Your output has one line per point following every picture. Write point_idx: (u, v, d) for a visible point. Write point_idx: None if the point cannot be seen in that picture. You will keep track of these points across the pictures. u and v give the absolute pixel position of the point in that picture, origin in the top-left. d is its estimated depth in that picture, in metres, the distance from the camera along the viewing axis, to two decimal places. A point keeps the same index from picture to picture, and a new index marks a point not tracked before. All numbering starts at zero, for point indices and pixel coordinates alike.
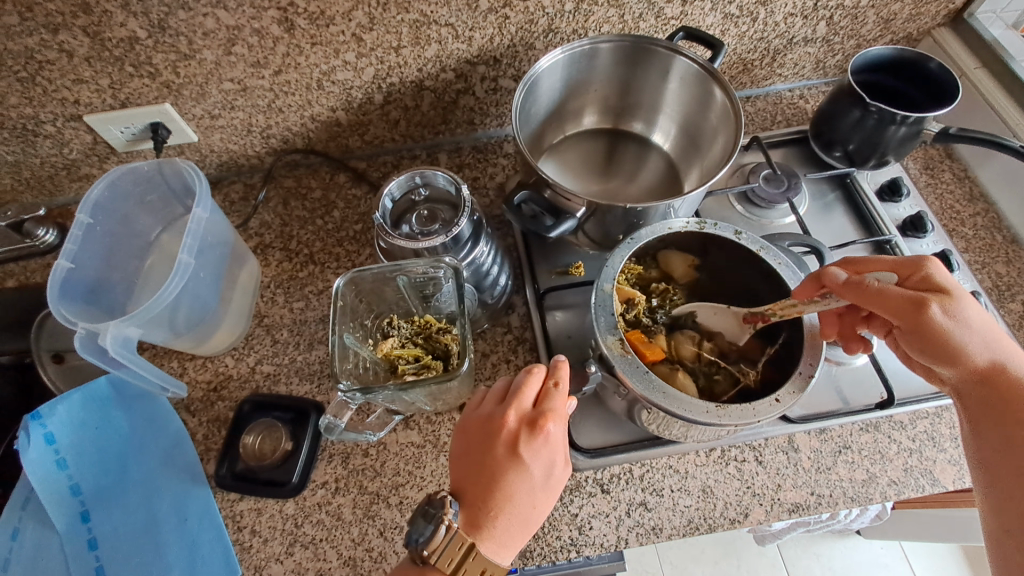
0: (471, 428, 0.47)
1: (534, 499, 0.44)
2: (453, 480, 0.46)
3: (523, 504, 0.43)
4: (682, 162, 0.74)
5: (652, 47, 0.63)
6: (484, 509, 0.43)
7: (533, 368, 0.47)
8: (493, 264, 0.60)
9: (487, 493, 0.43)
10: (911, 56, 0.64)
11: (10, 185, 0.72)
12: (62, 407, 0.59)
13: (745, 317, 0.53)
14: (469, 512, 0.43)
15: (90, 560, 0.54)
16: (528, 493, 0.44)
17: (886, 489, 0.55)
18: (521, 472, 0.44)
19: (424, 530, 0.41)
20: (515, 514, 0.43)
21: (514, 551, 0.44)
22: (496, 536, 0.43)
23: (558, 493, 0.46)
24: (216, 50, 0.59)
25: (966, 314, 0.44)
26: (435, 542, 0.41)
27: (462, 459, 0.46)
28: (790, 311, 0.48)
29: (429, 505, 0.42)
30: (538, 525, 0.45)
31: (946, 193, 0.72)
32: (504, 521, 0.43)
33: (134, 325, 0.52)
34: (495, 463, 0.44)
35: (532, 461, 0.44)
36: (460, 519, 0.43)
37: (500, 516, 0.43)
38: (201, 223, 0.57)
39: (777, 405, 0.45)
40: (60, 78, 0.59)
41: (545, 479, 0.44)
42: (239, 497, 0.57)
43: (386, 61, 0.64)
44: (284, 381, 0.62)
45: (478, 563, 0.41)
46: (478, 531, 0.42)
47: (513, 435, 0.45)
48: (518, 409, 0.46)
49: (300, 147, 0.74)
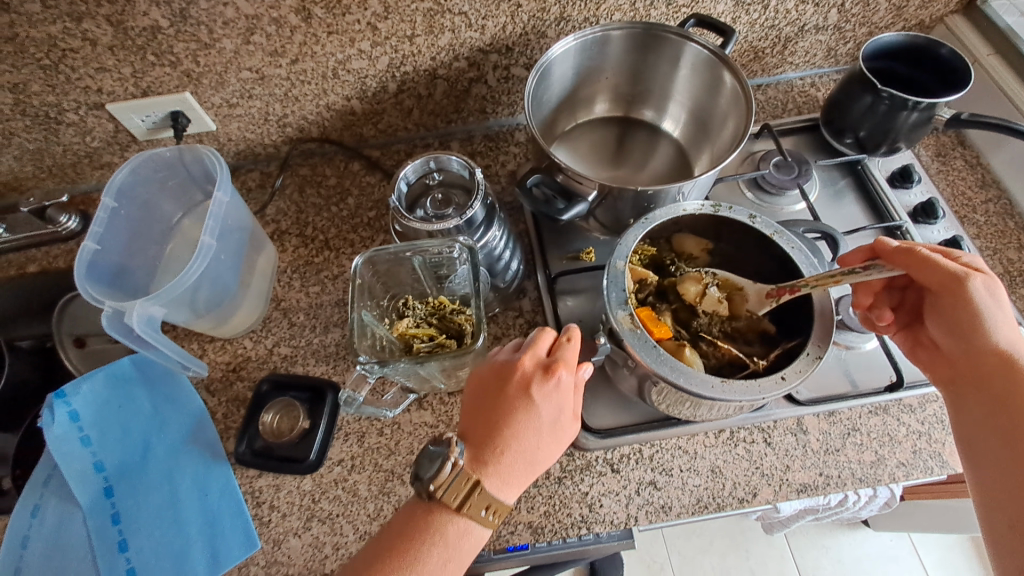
0: (483, 373, 0.48)
1: (540, 440, 0.45)
2: (462, 423, 0.47)
3: (529, 444, 0.44)
4: (692, 149, 0.74)
5: (663, 33, 0.64)
6: (491, 444, 0.44)
7: (546, 328, 0.49)
8: (505, 248, 0.61)
9: (494, 429, 0.44)
10: (922, 42, 0.65)
11: (33, 172, 0.74)
12: (86, 386, 0.61)
13: (770, 292, 0.53)
14: (475, 449, 0.44)
15: (111, 533, 0.56)
16: (535, 434, 0.45)
17: (894, 470, 0.56)
18: (530, 413, 0.45)
19: (430, 466, 0.42)
20: (520, 453, 0.44)
21: (517, 491, 0.45)
22: (500, 472, 0.43)
23: (564, 441, 0.47)
24: (235, 38, 0.61)
25: (1000, 296, 0.47)
26: (441, 478, 0.42)
27: (472, 401, 0.47)
28: (828, 284, 0.47)
29: (434, 445, 0.43)
30: (542, 470, 0.46)
31: (957, 180, 0.72)
32: (509, 457, 0.44)
33: (158, 304, 0.54)
34: (504, 401, 0.45)
35: (541, 403, 0.45)
36: (467, 456, 0.44)
37: (506, 451, 0.44)
38: (222, 206, 0.59)
39: (782, 383, 0.46)
40: (83, 66, 0.60)
41: (552, 422, 0.45)
42: (258, 474, 0.58)
43: (400, 49, 0.65)
44: (301, 362, 0.64)
45: (483, 498, 0.42)
46: (483, 463, 0.43)
47: (525, 378, 0.46)
48: (532, 354, 0.47)
49: (315, 136, 0.75)
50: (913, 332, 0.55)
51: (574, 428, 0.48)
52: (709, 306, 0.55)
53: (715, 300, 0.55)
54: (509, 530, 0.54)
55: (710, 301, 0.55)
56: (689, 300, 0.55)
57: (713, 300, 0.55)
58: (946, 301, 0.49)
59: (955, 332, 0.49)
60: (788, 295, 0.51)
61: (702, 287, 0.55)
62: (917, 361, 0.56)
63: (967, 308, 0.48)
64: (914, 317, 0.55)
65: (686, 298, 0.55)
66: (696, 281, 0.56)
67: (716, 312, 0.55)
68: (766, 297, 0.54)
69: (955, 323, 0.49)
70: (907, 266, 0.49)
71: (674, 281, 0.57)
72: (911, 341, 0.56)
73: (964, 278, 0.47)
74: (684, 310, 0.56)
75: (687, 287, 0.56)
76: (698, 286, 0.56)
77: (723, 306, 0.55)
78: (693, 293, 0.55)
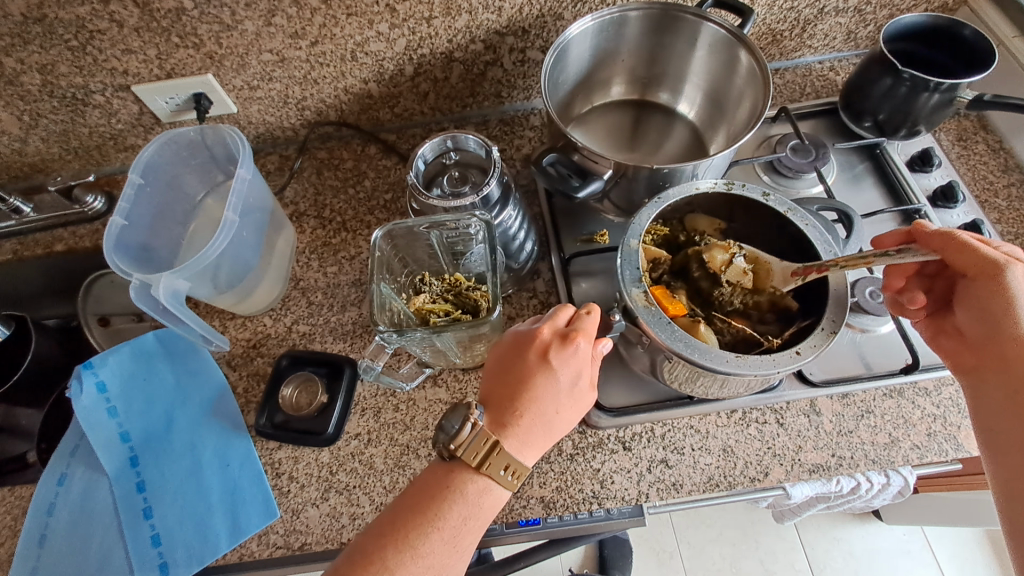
0: (506, 341, 0.49)
1: (558, 404, 0.46)
2: (481, 389, 0.48)
3: (547, 407, 0.45)
4: (708, 130, 0.74)
5: (680, 14, 0.64)
6: (511, 407, 0.45)
7: (565, 304, 0.50)
8: (520, 229, 0.61)
9: (512, 394, 0.45)
10: (944, 23, 0.64)
11: (60, 154, 0.75)
12: (113, 359, 0.64)
13: (796, 271, 0.52)
14: (495, 413, 0.45)
15: (138, 501, 0.58)
16: (554, 398, 0.46)
17: (908, 453, 0.56)
18: (549, 376, 0.46)
19: (451, 427, 0.43)
20: (539, 416, 0.45)
21: (536, 454, 0.46)
22: (519, 434, 0.44)
23: (581, 407, 0.48)
24: (257, 21, 0.62)
25: None
26: (462, 437, 0.43)
27: (494, 368, 0.48)
28: (858, 265, 0.45)
29: (455, 409, 0.44)
30: (561, 435, 0.47)
31: (979, 164, 0.71)
32: (528, 420, 0.45)
33: (182, 277, 0.56)
34: (524, 367, 0.46)
35: (560, 369, 0.46)
36: (486, 419, 0.45)
37: (525, 415, 0.45)
38: (244, 183, 0.60)
39: (797, 358, 0.46)
40: (110, 47, 0.62)
41: (570, 388, 0.46)
42: (277, 446, 0.60)
43: (418, 32, 0.66)
44: (319, 339, 0.65)
45: (502, 458, 0.43)
46: (502, 427, 0.44)
47: (544, 344, 0.47)
48: (552, 323, 0.48)
49: (333, 119, 0.76)
50: (938, 321, 0.54)
51: (592, 396, 0.48)
52: (733, 278, 0.54)
53: (740, 272, 0.55)
54: (521, 504, 0.55)
55: (734, 273, 0.54)
56: (715, 268, 0.54)
57: (738, 272, 0.54)
58: (978, 287, 0.48)
59: (982, 319, 0.48)
60: (814, 275, 0.49)
61: (728, 256, 0.54)
62: (936, 348, 0.55)
63: (1000, 296, 0.46)
64: (944, 305, 0.54)
65: (711, 266, 0.54)
66: (723, 249, 0.55)
67: (739, 284, 0.55)
68: (792, 276, 0.52)
69: (984, 310, 0.48)
70: (942, 248, 0.48)
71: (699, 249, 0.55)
72: (934, 329, 0.55)
73: (1003, 267, 0.46)
74: (705, 279, 0.55)
75: (713, 254, 0.54)
76: (725, 254, 0.54)
77: (747, 277, 0.55)
78: (720, 261, 0.54)
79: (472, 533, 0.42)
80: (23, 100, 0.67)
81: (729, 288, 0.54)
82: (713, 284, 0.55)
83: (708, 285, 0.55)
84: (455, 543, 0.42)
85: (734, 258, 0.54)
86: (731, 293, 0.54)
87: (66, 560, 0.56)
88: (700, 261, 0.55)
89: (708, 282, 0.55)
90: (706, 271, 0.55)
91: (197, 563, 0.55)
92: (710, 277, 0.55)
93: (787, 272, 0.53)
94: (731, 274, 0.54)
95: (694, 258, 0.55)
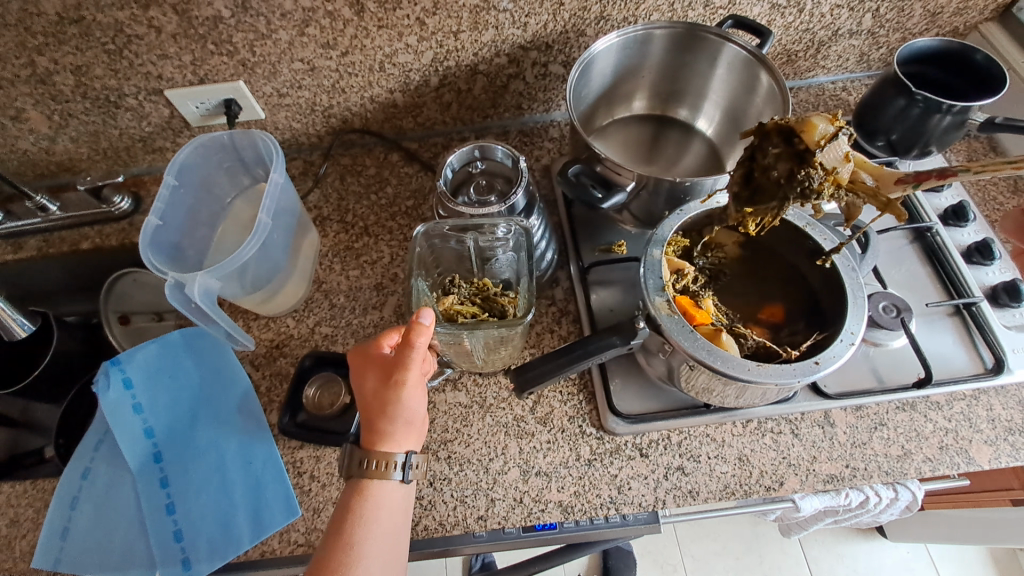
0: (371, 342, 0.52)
1: (380, 418, 0.50)
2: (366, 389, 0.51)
3: (375, 415, 0.50)
4: (724, 146, 0.76)
5: (702, 34, 0.66)
6: (367, 421, 0.51)
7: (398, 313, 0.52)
8: (543, 238, 0.63)
9: (412, 417, 0.51)
10: (957, 47, 0.66)
11: (88, 154, 0.77)
12: (140, 355, 0.65)
13: (905, 178, 0.43)
14: (371, 410, 0.51)
15: (160, 496, 0.59)
16: (377, 411, 0.50)
17: (920, 465, 0.57)
18: (371, 386, 0.51)
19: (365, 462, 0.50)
20: (377, 419, 0.50)
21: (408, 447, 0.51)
22: (384, 436, 0.50)
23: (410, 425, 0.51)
24: (291, 30, 0.64)
25: None
26: (381, 455, 0.50)
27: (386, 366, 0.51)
28: (1001, 169, 0.37)
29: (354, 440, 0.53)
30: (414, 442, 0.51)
31: (989, 186, 0.73)
32: (377, 422, 0.50)
33: (215, 277, 0.57)
34: (370, 388, 0.51)
35: (408, 392, 0.49)
36: (372, 425, 0.50)
37: (393, 429, 0.50)
38: (277, 187, 0.62)
39: (817, 368, 0.48)
40: (146, 52, 0.64)
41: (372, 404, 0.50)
42: (299, 445, 0.61)
43: (445, 45, 0.68)
44: (341, 341, 0.67)
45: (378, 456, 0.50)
46: (371, 436, 0.50)
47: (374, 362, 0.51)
48: (422, 354, 0.49)
49: (357, 127, 0.78)
50: None
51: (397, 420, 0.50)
52: (830, 162, 0.43)
53: (840, 158, 0.43)
54: (540, 508, 0.56)
55: (833, 157, 0.43)
56: (811, 140, 0.43)
57: (837, 157, 0.43)
58: None
59: None
60: (933, 179, 0.41)
61: (833, 130, 0.43)
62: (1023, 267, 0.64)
63: None
64: None
65: (807, 137, 0.43)
66: (829, 121, 0.43)
67: (835, 172, 0.43)
68: (896, 183, 0.44)
69: None
70: None
71: (792, 120, 0.44)
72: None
73: None
74: (786, 158, 0.45)
75: (813, 122, 0.43)
76: (829, 127, 0.43)
77: (845, 168, 0.43)
78: (820, 132, 0.42)
79: (386, 534, 0.49)
80: (55, 100, 0.68)
81: (821, 172, 0.43)
82: (797, 165, 0.44)
83: (789, 168, 0.44)
84: (382, 542, 0.48)
85: (839, 136, 0.42)
86: (820, 180, 0.43)
87: (88, 553, 0.57)
88: (793, 132, 0.44)
89: (789, 163, 0.44)
90: (797, 146, 0.44)
91: (218, 558, 0.56)
92: (794, 157, 0.44)
93: (895, 177, 0.44)
94: (828, 157, 0.43)
95: (786, 130, 0.45)
